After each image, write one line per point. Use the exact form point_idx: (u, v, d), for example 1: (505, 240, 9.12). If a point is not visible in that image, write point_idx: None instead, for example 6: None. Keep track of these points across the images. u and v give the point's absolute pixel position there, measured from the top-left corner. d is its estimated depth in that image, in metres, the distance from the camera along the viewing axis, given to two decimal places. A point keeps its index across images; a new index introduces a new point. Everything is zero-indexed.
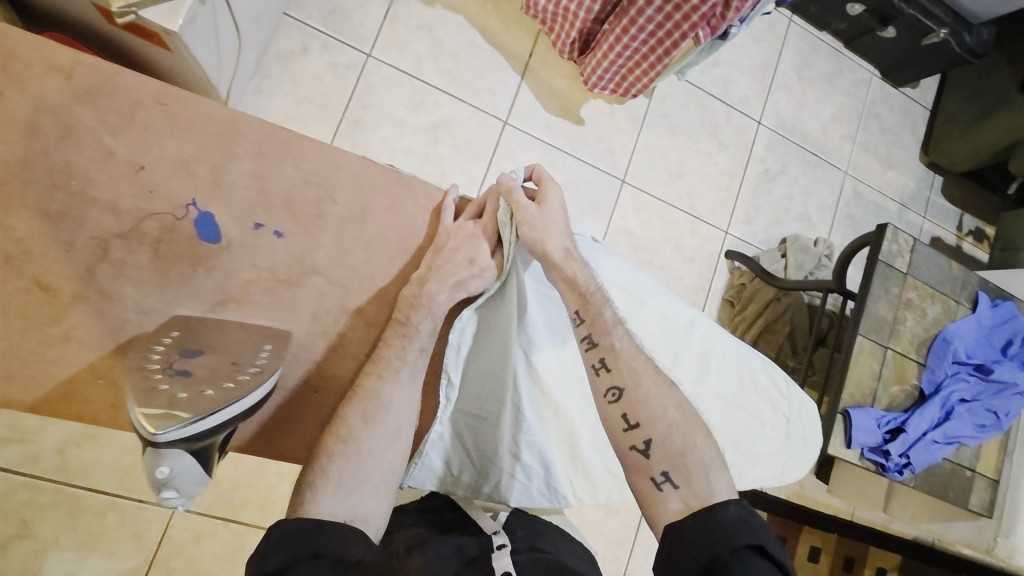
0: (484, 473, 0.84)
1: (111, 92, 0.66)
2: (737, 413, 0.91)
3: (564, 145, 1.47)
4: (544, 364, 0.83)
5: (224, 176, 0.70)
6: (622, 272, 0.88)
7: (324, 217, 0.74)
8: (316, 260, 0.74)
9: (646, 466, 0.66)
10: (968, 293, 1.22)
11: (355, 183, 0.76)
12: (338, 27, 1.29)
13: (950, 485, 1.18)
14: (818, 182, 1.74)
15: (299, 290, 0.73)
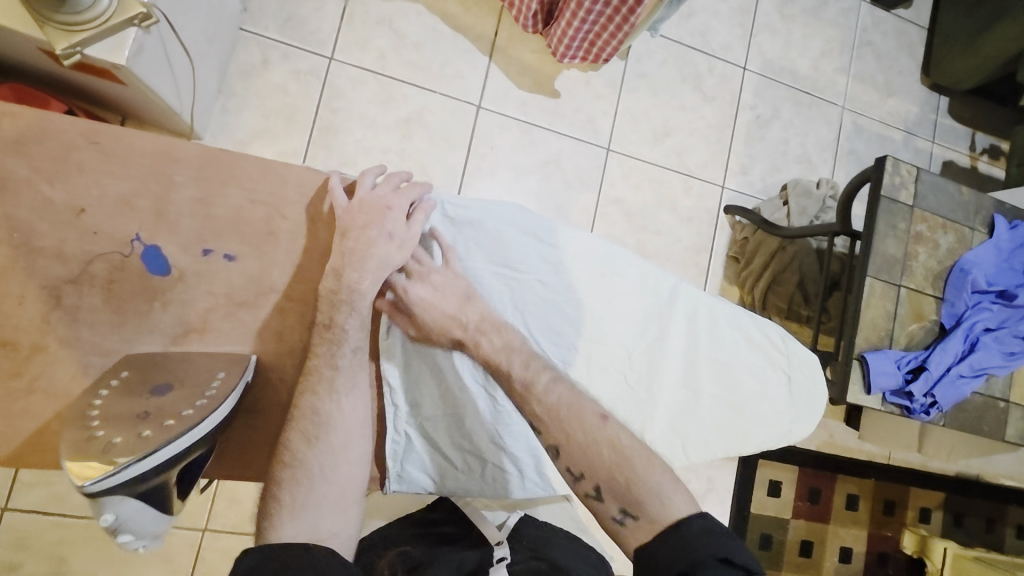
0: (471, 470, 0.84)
1: (40, 140, 0.65)
2: (731, 377, 0.87)
3: (542, 121, 1.43)
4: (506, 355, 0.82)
5: (168, 208, 0.68)
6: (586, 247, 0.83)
7: (275, 234, 0.71)
8: (273, 279, 0.72)
9: (602, 508, 0.64)
10: (983, 218, 1.15)
11: (303, 196, 0.72)
12: (295, 34, 1.27)
13: (983, 419, 1.13)
14: (814, 122, 1.67)
15: (259, 311, 0.72)
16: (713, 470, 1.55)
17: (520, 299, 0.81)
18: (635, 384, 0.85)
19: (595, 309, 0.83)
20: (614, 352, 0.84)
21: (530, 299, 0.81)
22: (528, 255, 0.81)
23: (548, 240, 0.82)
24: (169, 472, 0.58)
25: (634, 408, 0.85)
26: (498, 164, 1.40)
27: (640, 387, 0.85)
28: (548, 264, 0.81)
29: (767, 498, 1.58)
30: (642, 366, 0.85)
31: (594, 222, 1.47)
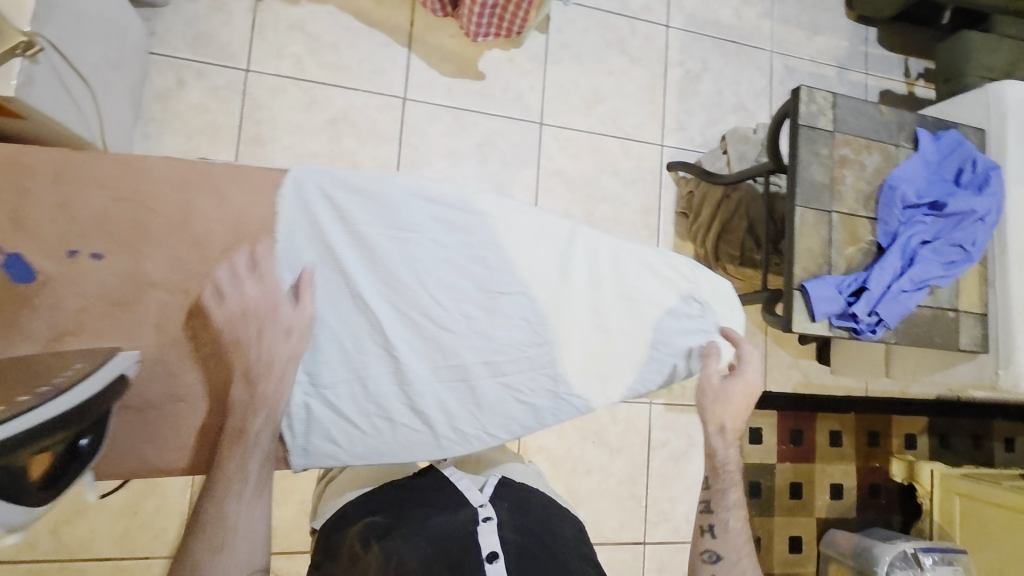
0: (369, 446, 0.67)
1: None
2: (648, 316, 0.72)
3: (471, 104, 1.44)
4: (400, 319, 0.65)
5: (25, 211, 0.56)
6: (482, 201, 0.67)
7: (145, 231, 0.58)
8: (149, 275, 0.58)
9: (704, 539, 0.86)
10: (906, 134, 1.16)
11: (175, 184, 0.58)
12: (208, 51, 1.27)
13: (934, 331, 1.14)
14: (745, 69, 1.68)
15: (138, 310, 0.58)
16: (693, 427, 1.53)
17: (414, 262, 0.64)
18: (568, 347, 0.70)
19: (512, 269, 0.68)
20: (539, 316, 0.69)
21: (428, 269, 0.65)
22: (416, 216, 0.64)
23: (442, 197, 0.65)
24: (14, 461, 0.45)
25: (570, 374, 0.71)
26: (432, 153, 1.40)
27: (574, 349, 0.71)
28: (444, 225, 0.65)
29: (749, 446, 1.59)
30: (575, 329, 0.70)
31: (538, 198, 1.47)
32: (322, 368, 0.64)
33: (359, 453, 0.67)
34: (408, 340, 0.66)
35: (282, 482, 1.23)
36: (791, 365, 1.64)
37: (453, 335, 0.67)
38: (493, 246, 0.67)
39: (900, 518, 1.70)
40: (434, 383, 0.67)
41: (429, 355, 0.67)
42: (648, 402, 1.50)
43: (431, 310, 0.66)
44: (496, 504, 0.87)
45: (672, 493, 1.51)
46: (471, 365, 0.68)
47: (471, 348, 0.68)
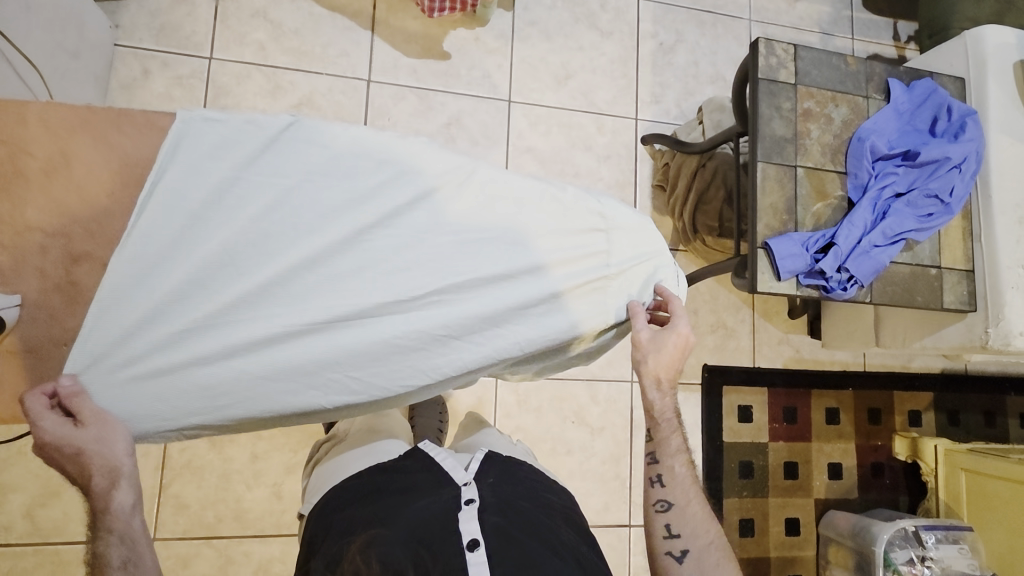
0: (221, 392, 0.66)
1: None
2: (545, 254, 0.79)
3: (436, 84, 1.43)
4: (266, 252, 0.68)
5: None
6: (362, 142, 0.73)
7: (22, 172, 0.64)
8: (28, 217, 0.65)
9: (676, 568, 0.81)
10: (876, 85, 1.11)
11: (46, 129, 0.65)
12: (171, 41, 1.29)
13: (914, 289, 1.09)
14: (721, 39, 1.63)
15: (17, 251, 0.64)
16: None
17: (286, 199, 0.69)
18: (456, 287, 0.74)
19: (402, 208, 0.73)
20: (428, 255, 0.73)
21: (316, 203, 0.70)
22: (309, 155, 0.70)
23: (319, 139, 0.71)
24: None
25: (453, 318, 0.73)
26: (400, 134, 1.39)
27: (461, 290, 0.74)
28: (319, 161, 0.71)
29: (739, 425, 1.54)
30: (463, 267, 0.74)
31: None
32: (198, 294, 0.66)
33: (222, 393, 0.66)
34: (289, 271, 0.68)
35: (254, 464, 1.23)
36: (782, 339, 1.59)
37: (335, 270, 0.70)
38: (385, 186, 0.72)
39: (907, 498, 1.63)
40: (311, 320, 0.68)
41: (306, 289, 0.69)
42: (630, 381, 1.47)
43: (314, 244, 0.69)
44: (480, 482, 0.82)
45: None
46: (340, 302, 0.69)
47: (355, 285, 0.70)
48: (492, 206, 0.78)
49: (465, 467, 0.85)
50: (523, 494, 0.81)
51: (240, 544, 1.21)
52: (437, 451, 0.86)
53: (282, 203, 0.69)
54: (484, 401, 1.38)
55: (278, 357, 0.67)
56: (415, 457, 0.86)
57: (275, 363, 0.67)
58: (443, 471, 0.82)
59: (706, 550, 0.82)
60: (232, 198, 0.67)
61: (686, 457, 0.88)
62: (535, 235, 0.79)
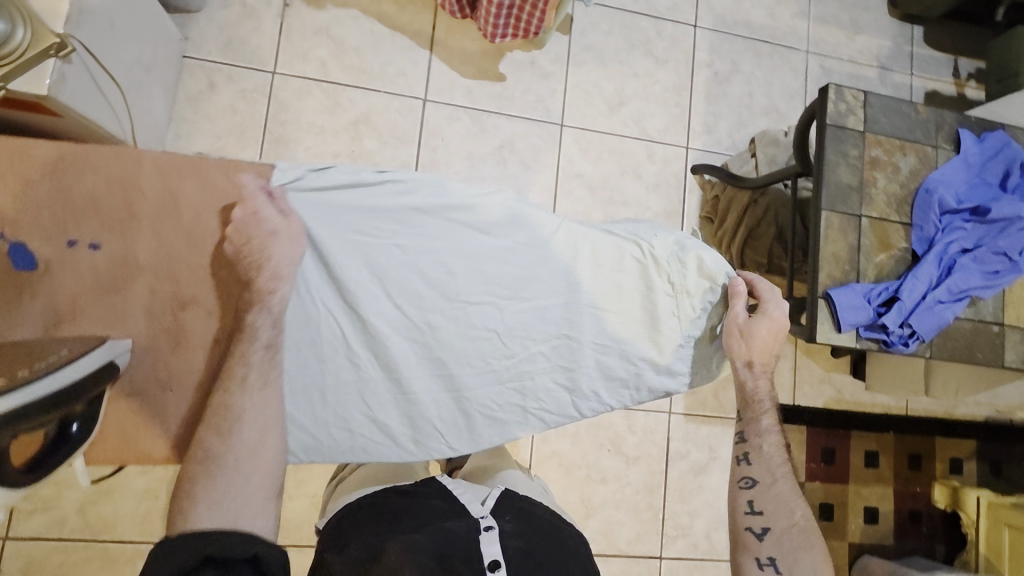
0: (345, 442, 0.79)
1: None
2: (619, 320, 0.81)
3: (490, 106, 1.43)
4: (371, 321, 0.75)
5: (26, 201, 0.66)
6: (446, 200, 0.74)
7: (136, 217, 0.68)
8: (140, 259, 0.69)
9: (756, 546, 0.81)
10: (946, 134, 1.09)
11: (161, 175, 0.68)
12: (237, 55, 1.32)
13: (975, 346, 1.06)
14: (778, 71, 1.61)
15: (128, 294, 0.70)
16: (715, 439, 1.47)
17: (386, 267, 0.74)
18: (544, 354, 0.81)
19: (494, 274, 0.77)
20: (518, 322, 0.79)
21: (415, 268, 0.75)
22: (407, 219, 0.74)
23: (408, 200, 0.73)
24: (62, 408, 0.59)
25: (541, 382, 0.82)
26: (452, 155, 1.40)
27: (549, 355, 0.81)
28: (411, 228, 0.74)
29: None
30: (550, 332, 0.80)
31: (557, 200, 1.45)
32: (318, 351, 0.75)
33: (345, 434, 0.78)
34: (395, 334, 0.76)
35: (295, 474, 1.25)
36: (823, 379, 1.57)
37: (434, 333, 0.77)
38: (478, 251, 0.77)
39: (943, 546, 1.60)
40: (416, 378, 0.78)
41: (408, 359, 0.78)
42: (667, 412, 1.46)
43: (417, 308, 0.76)
44: (498, 517, 0.79)
45: (691, 507, 1.45)
46: (440, 367, 0.79)
47: (452, 348, 0.78)
48: (582, 269, 0.79)
49: (481, 500, 0.84)
50: (543, 531, 0.79)
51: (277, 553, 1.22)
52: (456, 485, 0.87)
53: (382, 274, 0.74)
54: None
55: (389, 408, 0.79)
56: (436, 484, 0.87)
57: (387, 414, 0.79)
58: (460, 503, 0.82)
59: (787, 532, 0.80)
60: (336, 275, 0.73)
61: (775, 437, 0.86)
62: (609, 302, 0.80)
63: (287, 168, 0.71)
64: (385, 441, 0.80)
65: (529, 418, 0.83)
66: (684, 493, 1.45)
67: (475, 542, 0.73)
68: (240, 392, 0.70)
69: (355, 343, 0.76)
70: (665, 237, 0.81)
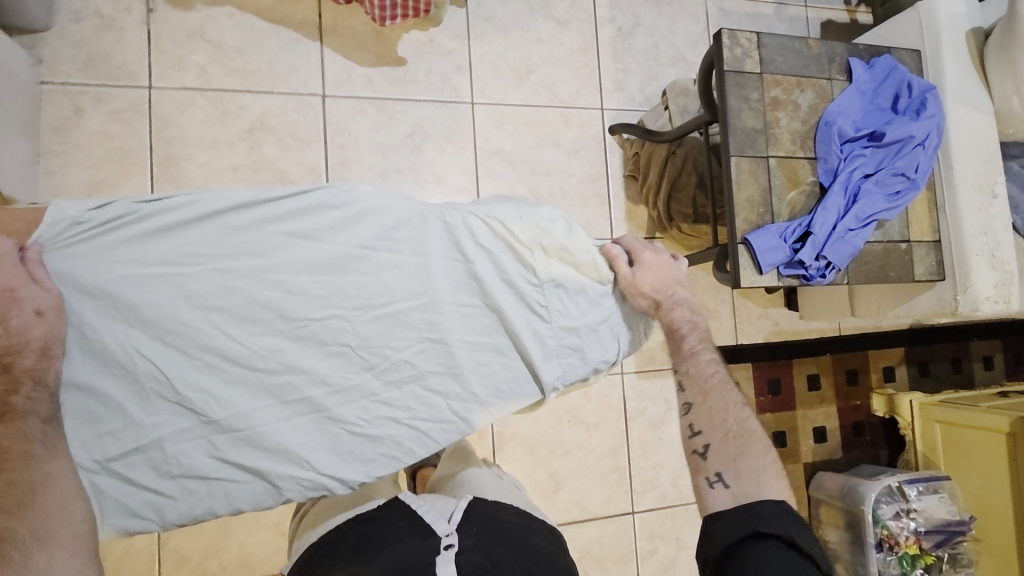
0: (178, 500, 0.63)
1: None
2: (487, 314, 0.70)
3: (395, 92, 1.37)
4: (196, 351, 0.62)
5: None
6: (272, 214, 0.63)
7: None
8: None
9: (703, 466, 0.79)
10: (838, 66, 1.12)
11: None
12: (102, 73, 1.20)
13: (888, 265, 1.12)
14: (679, 19, 1.61)
15: None
16: (668, 391, 1.51)
17: (201, 290, 0.61)
18: (412, 359, 0.68)
19: (336, 282, 0.65)
20: (378, 330, 0.67)
21: (241, 289, 0.62)
22: (214, 237, 0.62)
23: (224, 220, 0.62)
24: None
25: (415, 392, 0.69)
26: (361, 149, 1.34)
27: (415, 361, 0.68)
28: (234, 246, 0.62)
29: None
30: (415, 335, 0.68)
31: (478, 180, 1.42)
32: (140, 397, 0.61)
33: (198, 483, 0.63)
34: (229, 366, 0.63)
35: None
36: (761, 315, 1.63)
37: (276, 357, 0.64)
38: (310, 259, 0.64)
39: (887, 450, 1.72)
40: (265, 412, 0.64)
41: (250, 390, 0.63)
42: (620, 374, 1.48)
43: (250, 332, 0.63)
44: (464, 531, 0.75)
45: (655, 460, 1.49)
46: (289, 393, 0.64)
47: (301, 369, 0.65)
48: (442, 262, 0.69)
49: (448, 517, 0.78)
50: (506, 535, 0.76)
51: None
52: (420, 503, 0.79)
53: (203, 293, 0.62)
54: None
55: (241, 450, 0.64)
56: (394, 505, 0.80)
57: (242, 457, 0.63)
58: (425, 521, 0.76)
59: (729, 443, 0.79)
60: (143, 305, 0.60)
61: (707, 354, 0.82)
62: (477, 293, 0.70)
63: (67, 210, 0.57)
64: (244, 482, 0.64)
65: (415, 437, 0.69)
66: (644, 447, 1.49)
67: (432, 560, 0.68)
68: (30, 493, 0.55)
69: (179, 378, 0.61)
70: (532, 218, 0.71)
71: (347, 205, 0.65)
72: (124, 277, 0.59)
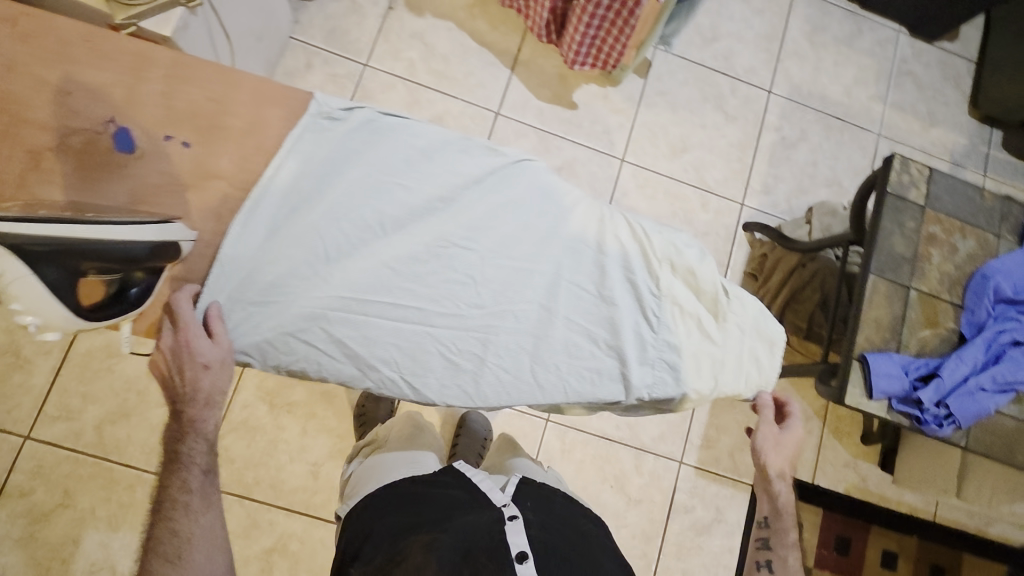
0: (281, 353, 0.69)
1: (44, 33, 0.66)
2: (604, 303, 0.75)
3: (558, 130, 1.50)
4: (358, 236, 0.71)
5: (134, 95, 0.67)
6: (463, 159, 0.75)
7: (226, 129, 0.69)
8: (219, 166, 0.69)
9: None
10: (1009, 225, 1.08)
11: (258, 98, 0.71)
12: (337, 44, 1.43)
13: (1016, 445, 1.00)
14: (846, 147, 1.62)
15: (201, 196, 0.68)
16: (723, 500, 1.42)
17: (385, 191, 0.72)
18: (523, 315, 0.73)
19: (491, 227, 0.74)
20: (506, 280, 0.73)
21: (414, 202, 0.72)
22: (412, 157, 0.74)
23: (425, 149, 0.75)
24: (83, 262, 0.57)
25: (508, 345, 0.73)
26: None
27: (526, 319, 0.74)
28: (424, 168, 0.74)
29: None
30: (532, 295, 0.74)
31: None
32: (297, 255, 0.69)
33: (308, 346, 0.69)
34: (376, 259, 0.70)
35: (302, 438, 1.26)
36: (848, 463, 1.50)
37: (419, 268, 0.71)
38: (478, 201, 0.74)
39: None
40: (388, 308, 0.70)
41: (382, 287, 0.70)
42: (678, 461, 1.41)
43: (406, 239, 0.72)
44: (519, 504, 0.79)
45: (687, 567, 1.38)
46: (413, 301, 0.71)
47: (432, 286, 0.72)
48: (581, 244, 0.76)
49: (500, 488, 0.83)
50: (558, 516, 0.80)
51: (269, 512, 1.22)
52: (477, 474, 0.85)
53: (382, 193, 0.72)
54: (528, 441, 1.36)
55: (353, 333, 0.70)
56: (451, 473, 0.85)
57: (352, 339, 0.69)
58: (482, 493, 0.81)
59: None
60: (338, 184, 0.71)
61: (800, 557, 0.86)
62: (601, 281, 0.75)
63: (326, 105, 0.73)
64: (344, 361, 0.69)
65: (499, 387, 0.72)
66: (681, 548, 1.38)
67: (499, 530, 0.73)
68: (179, 512, 0.71)
69: (337, 253, 0.70)
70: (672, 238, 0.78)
71: (524, 171, 0.76)
72: (335, 158, 0.71)
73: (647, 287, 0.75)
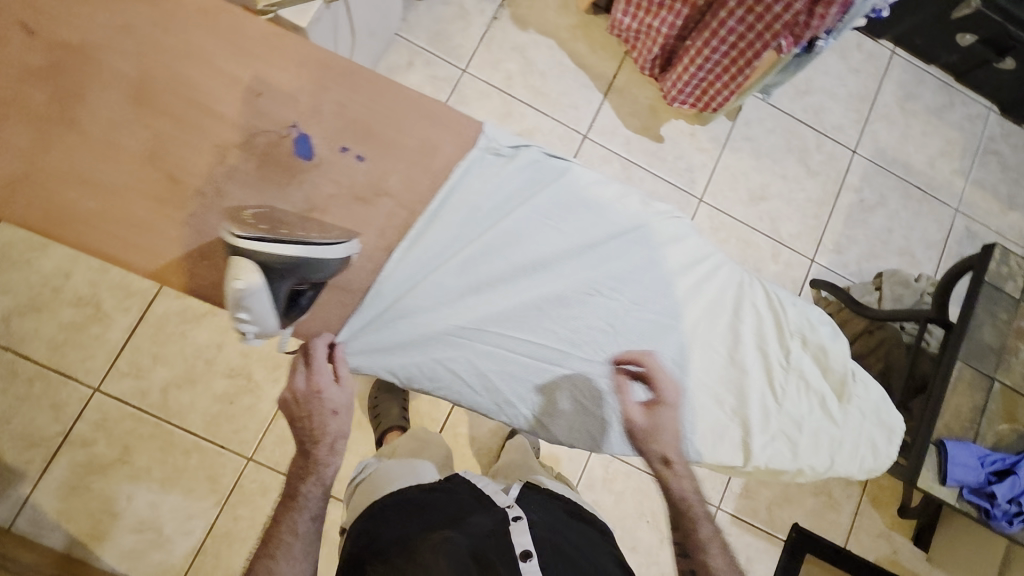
0: (449, 376, 0.79)
1: (245, 34, 0.73)
2: (734, 366, 0.87)
3: (642, 161, 1.50)
4: (531, 280, 0.82)
5: (316, 102, 0.74)
6: (626, 219, 0.85)
7: (396, 146, 0.76)
8: (389, 184, 0.76)
9: None
10: None
11: (426, 118, 0.78)
12: (440, 46, 1.45)
13: None
14: (922, 218, 1.62)
15: (371, 208, 0.76)
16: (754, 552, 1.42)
17: (557, 241, 0.83)
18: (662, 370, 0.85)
19: (641, 285, 0.85)
20: (649, 335, 0.85)
21: (580, 255, 0.83)
22: (580, 211, 0.84)
23: (594, 206, 0.84)
24: (298, 277, 0.66)
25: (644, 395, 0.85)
26: None
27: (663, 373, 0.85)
28: (590, 223, 0.84)
29: None
30: (668, 352, 0.85)
31: None
32: (476, 289, 0.80)
33: (478, 375, 0.80)
34: (543, 303, 0.82)
35: (356, 430, 1.28)
36: (882, 534, 1.49)
37: (577, 316, 0.83)
38: (633, 261, 0.85)
39: None
40: (549, 349, 0.82)
41: (544, 329, 0.82)
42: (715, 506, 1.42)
43: (569, 289, 0.83)
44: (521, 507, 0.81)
45: None
46: (571, 344, 0.83)
47: (586, 332, 0.83)
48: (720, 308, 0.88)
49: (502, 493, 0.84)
50: (564, 523, 0.81)
51: None
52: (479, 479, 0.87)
53: (553, 243, 0.82)
54: (572, 465, 1.37)
55: (517, 367, 0.81)
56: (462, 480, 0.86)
57: (515, 372, 0.81)
58: (488, 497, 0.81)
59: None
60: (516, 229, 0.81)
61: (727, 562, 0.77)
62: (733, 346, 0.87)
63: (495, 141, 0.80)
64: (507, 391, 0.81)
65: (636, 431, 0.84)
66: None
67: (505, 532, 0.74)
68: (281, 554, 0.73)
69: (511, 293, 0.81)
70: (798, 311, 0.90)
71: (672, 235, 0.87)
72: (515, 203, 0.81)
73: (769, 356, 0.87)
